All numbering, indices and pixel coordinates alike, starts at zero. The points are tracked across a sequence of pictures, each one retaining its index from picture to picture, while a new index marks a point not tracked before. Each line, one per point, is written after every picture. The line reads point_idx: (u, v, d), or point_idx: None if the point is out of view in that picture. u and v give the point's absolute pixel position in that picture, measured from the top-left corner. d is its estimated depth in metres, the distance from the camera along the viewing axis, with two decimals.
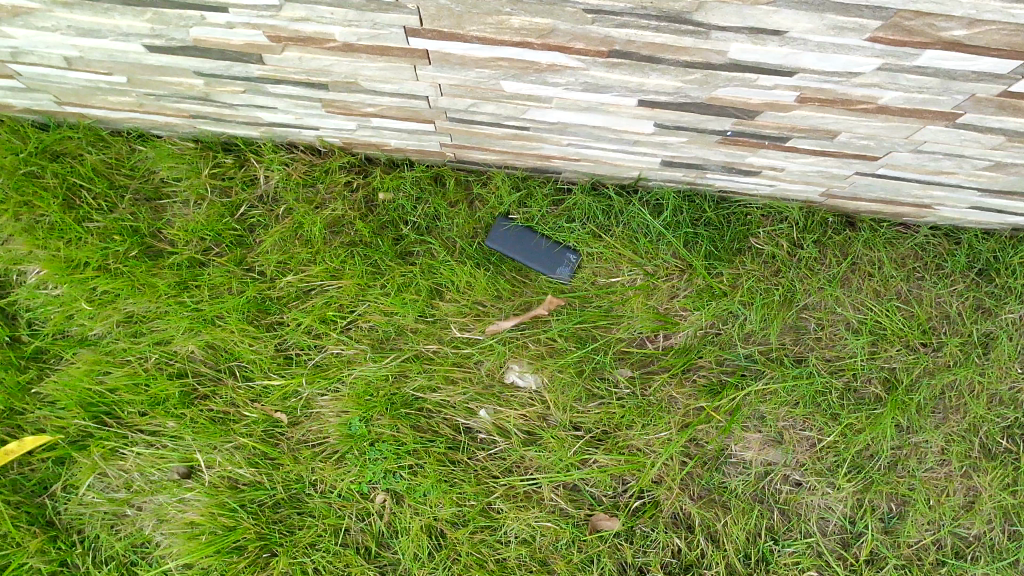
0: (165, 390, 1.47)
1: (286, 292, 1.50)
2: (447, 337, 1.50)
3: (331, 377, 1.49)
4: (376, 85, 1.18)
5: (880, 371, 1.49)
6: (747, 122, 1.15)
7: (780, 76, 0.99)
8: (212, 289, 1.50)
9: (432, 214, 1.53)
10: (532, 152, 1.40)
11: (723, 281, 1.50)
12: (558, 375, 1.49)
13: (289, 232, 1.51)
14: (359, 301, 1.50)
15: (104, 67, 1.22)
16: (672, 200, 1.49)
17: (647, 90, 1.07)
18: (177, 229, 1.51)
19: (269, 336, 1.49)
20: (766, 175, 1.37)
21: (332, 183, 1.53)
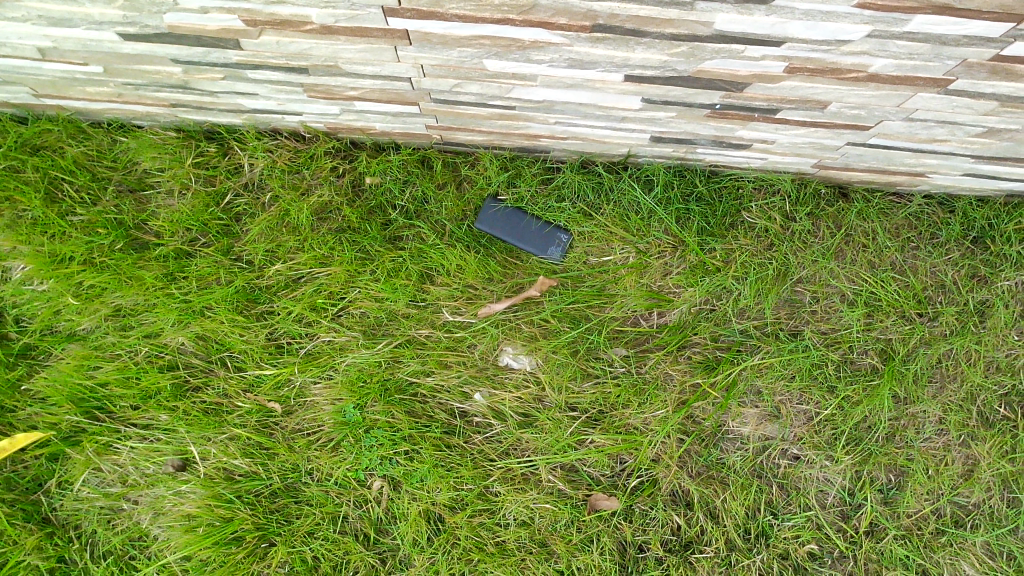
0: (155, 383, 1.46)
1: (274, 281, 1.48)
2: (439, 321, 1.49)
3: (324, 364, 1.47)
4: (357, 67, 1.15)
5: (877, 342, 1.48)
6: (736, 95, 1.13)
7: (768, 47, 0.97)
8: (200, 280, 1.48)
9: (421, 197, 1.51)
10: (520, 131, 1.38)
11: (716, 256, 1.48)
12: (552, 357, 1.48)
13: (276, 220, 1.49)
14: (349, 287, 1.48)
15: (79, 57, 1.20)
16: (662, 176, 1.48)
17: (633, 64, 1.05)
18: (162, 220, 1.49)
19: (259, 325, 1.47)
20: (757, 147, 1.35)
21: (318, 168, 1.51)
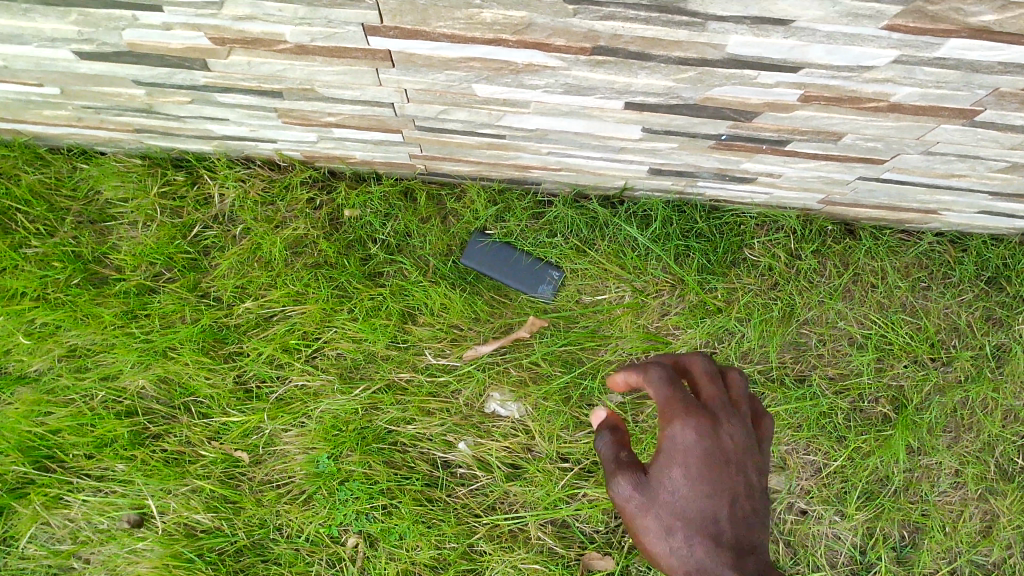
0: (111, 430, 1.35)
1: (244, 320, 1.38)
2: (421, 365, 1.39)
3: (296, 411, 1.37)
4: (335, 92, 1.06)
5: (888, 389, 1.39)
6: (744, 125, 1.05)
7: (784, 73, 0.89)
8: (164, 318, 1.37)
9: (403, 231, 1.41)
10: (509, 161, 1.29)
11: (717, 296, 1.39)
12: (543, 404, 1.37)
13: (246, 254, 1.39)
14: (324, 326, 1.38)
15: (33, 77, 1.10)
16: (661, 213, 1.38)
17: (634, 91, 0.97)
18: (124, 254, 1.38)
19: (225, 368, 1.37)
20: (762, 181, 1.27)
21: (293, 201, 1.40)
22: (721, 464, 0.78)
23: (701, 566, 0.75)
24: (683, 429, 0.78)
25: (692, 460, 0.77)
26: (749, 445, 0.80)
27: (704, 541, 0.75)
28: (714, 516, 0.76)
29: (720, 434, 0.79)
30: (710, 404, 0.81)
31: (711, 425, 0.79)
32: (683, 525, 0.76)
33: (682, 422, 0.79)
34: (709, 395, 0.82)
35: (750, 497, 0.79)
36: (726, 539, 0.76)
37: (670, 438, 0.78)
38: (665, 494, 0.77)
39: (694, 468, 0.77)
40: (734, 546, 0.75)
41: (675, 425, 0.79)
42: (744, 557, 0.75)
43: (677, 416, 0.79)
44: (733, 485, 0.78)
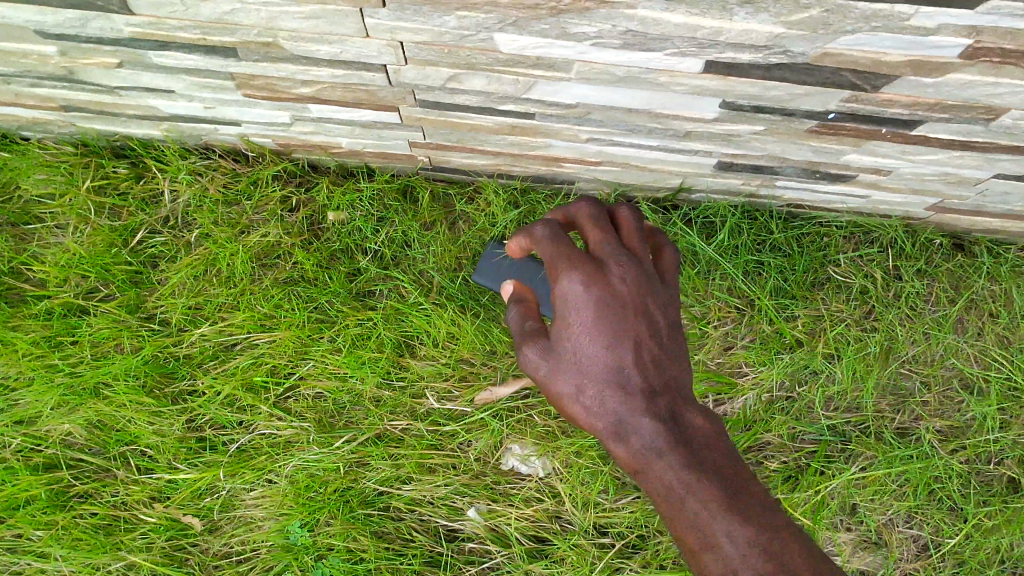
0: (28, 488, 1.07)
1: (197, 349, 1.10)
2: (420, 411, 1.10)
3: (260, 468, 1.08)
4: (306, 47, 0.78)
5: (1013, 448, 1.10)
6: (865, 97, 0.76)
7: (957, 10, 0.60)
8: (96, 347, 1.09)
9: (400, 240, 1.12)
10: (537, 151, 1.00)
11: (798, 326, 1.11)
12: (576, 462, 1.09)
13: (202, 267, 1.10)
14: (300, 359, 1.10)
15: None
16: (731, 219, 1.09)
17: (724, 42, 0.68)
18: (48, 264, 1.10)
19: (173, 411, 1.09)
20: (863, 180, 0.98)
21: (263, 200, 1.12)
22: (619, 302, 0.64)
23: (618, 418, 0.64)
24: (573, 276, 0.64)
25: (582, 307, 0.64)
26: (645, 278, 0.66)
27: (614, 393, 0.64)
28: (621, 363, 0.64)
29: (609, 275, 0.65)
30: (597, 253, 0.66)
31: (602, 270, 0.65)
32: (592, 384, 0.64)
33: (571, 275, 0.64)
34: (595, 239, 0.67)
35: (655, 323, 0.66)
36: (639, 391, 0.64)
37: (564, 295, 0.64)
38: (568, 355, 0.64)
39: (598, 334, 0.64)
40: (646, 389, 0.64)
41: (564, 279, 0.64)
42: (657, 398, 0.64)
43: (565, 269, 0.65)
44: (636, 321, 0.65)
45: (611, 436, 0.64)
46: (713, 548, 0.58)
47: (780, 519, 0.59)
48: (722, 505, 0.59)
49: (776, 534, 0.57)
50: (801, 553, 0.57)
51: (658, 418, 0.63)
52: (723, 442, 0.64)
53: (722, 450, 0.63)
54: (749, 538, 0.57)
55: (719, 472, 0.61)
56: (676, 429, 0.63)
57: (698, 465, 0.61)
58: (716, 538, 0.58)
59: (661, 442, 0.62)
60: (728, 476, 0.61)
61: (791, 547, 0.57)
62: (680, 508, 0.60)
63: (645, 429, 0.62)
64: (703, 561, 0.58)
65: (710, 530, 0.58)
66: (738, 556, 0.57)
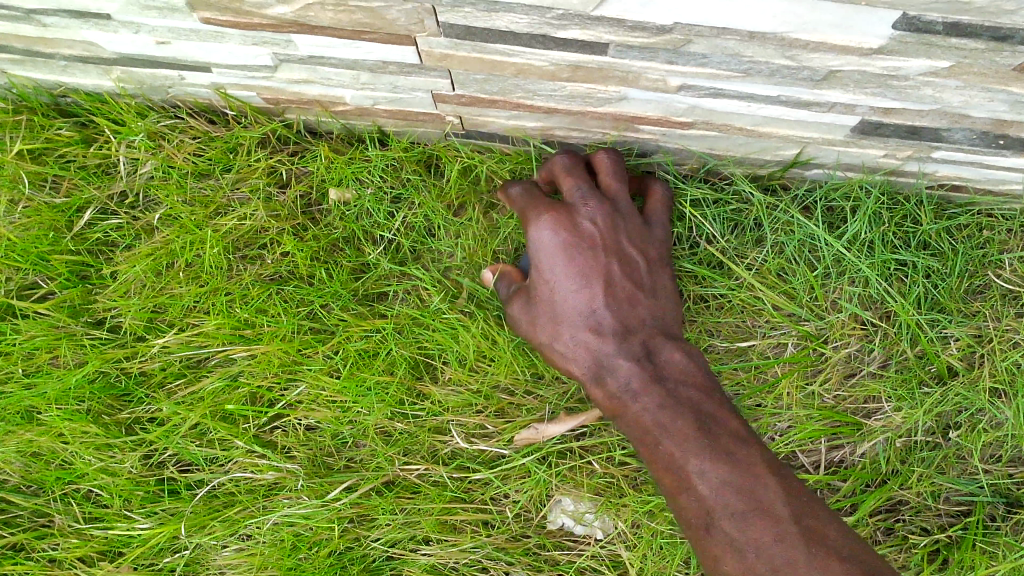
0: None
1: (158, 365, 0.84)
2: (443, 452, 0.84)
3: (236, 521, 0.83)
4: None
5: None
6: None
7: None
8: (28, 360, 0.84)
9: (422, 227, 0.86)
10: (606, 106, 0.73)
11: (953, 352, 0.83)
12: (647, 526, 0.82)
13: (165, 259, 0.85)
14: (289, 382, 0.84)
15: None
16: (871, 205, 0.81)
17: None
18: None
19: (126, 444, 0.84)
20: None
21: (246, 174, 0.86)
22: (591, 247, 0.70)
23: (596, 360, 0.70)
24: (546, 225, 0.71)
25: (556, 256, 0.70)
26: (619, 217, 0.72)
27: (591, 337, 0.69)
28: (595, 306, 0.70)
29: (580, 219, 0.71)
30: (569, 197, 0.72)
31: (572, 215, 0.71)
32: (570, 330, 0.70)
33: (544, 225, 0.71)
34: (568, 184, 0.72)
35: (628, 267, 0.72)
36: (613, 333, 0.70)
37: (540, 244, 0.71)
38: (549, 305, 0.71)
39: (574, 280, 0.70)
40: (620, 329, 0.70)
41: (540, 229, 0.71)
42: (633, 340, 0.70)
43: (539, 219, 0.71)
44: (609, 265, 0.71)
45: (591, 376, 0.70)
46: (688, 487, 0.62)
47: (755, 454, 0.62)
48: (694, 444, 0.63)
49: (749, 474, 0.60)
50: (775, 487, 0.60)
51: (634, 359, 0.68)
52: (696, 374, 0.69)
53: (697, 387, 0.68)
54: (723, 479, 0.60)
55: (691, 409, 0.65)
56: (651, 367, 0.68)
57: (671, 405, 0.66)
58: (691, 477, 0.62)
59: (635, 383, 0.68)
60: (701, 414, 0.65)
61: (766, 483, 0.60)
62: (654, 444, 0.65)
63: (621, 369, 0.68)
64: (680, 499, 0.62)
65: (684, 469, 0.62)
66: (713, 498, 0.60)
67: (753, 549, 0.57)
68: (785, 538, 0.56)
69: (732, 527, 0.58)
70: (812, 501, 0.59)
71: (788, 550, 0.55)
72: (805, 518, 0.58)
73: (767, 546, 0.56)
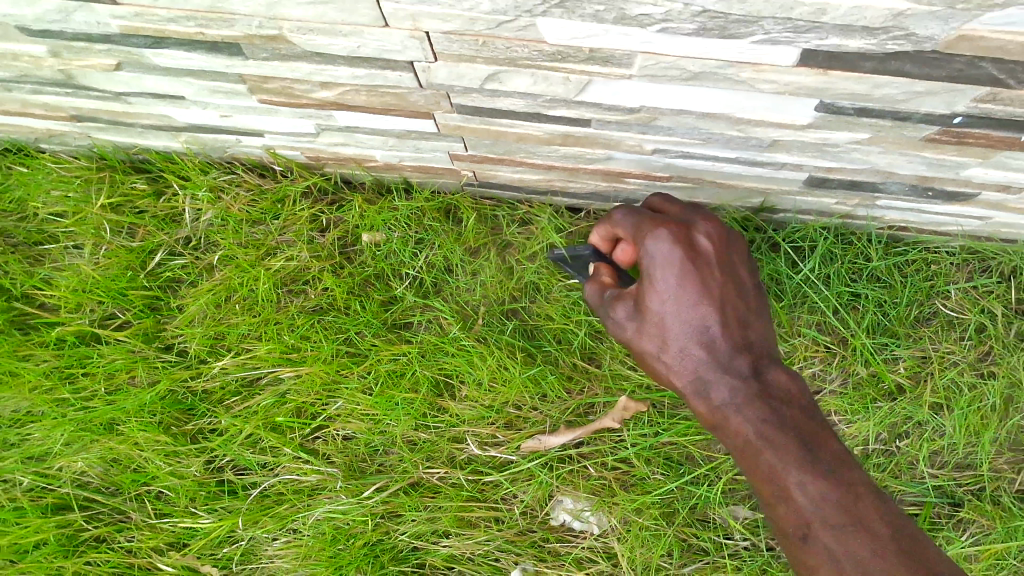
0: (35, 531, 0.97)
1: (218, 384, 0.99)
2: (460, 458, 0.97)
3: (285, 516, 0.97)
4: (319, 42, 0.66)
5: None
6: (1005, 96, 0.61)
7: None
8: (110, 380, 0.99)
9: (441, 265, 1.01)
10: (596, 165, 0.87)
11: (900, 370, 0.95)
12: (635, 521, 0.95)
13: (224, 293, 1.00)
14: (329, 398, 0.98)
15: None
16: (823, 246, 0.94)
17: (828, 25, 0.54)
18: (61, 288, 1.01)
19: (193, 451, 0.98)
20: (986, 199, 0.82)
21: (291, 220, 1.01)
22: (706, 263, 0.63)
23: (700, 378, 0.64)
24: (660, 234, 0.63)
25: (670, 265, 0.62)
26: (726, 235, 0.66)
27: (699, 351, 0.63)
28: (706, 321, 0.63)
29: (694, 235, 0.64)
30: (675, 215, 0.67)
31: (688, 230, 0.64)
32: (677, 342, 0.64)
33: (656, 235, 0.63)
34: (675, 208, 0.68)
35: (738, 291, 0.65)
36: (723, 350, 0.64)
37: (652, 257, 0.63)
38: (653, 314, 0.63)
39: (688, 291, 0.62)
40: (732, 348, 0.64)
41: (649, 238, 0.64)
42: (744, 361, 0.64)
43: (649, 229, 0.64)
44: (720, 285, 0.64)
45: (690, 393, 0.65)
46: (787, 499, 0.60)
47: (857, 474, 0.61)
48: (798, 458, 0.61)
49: (851, 492, 0.59)
50: (876, 505, 0.59)
51: (743, 377, 0.63)
52: (806, 402, 0.65)
53: (800, 406, 0.64)
54: (826, 494, 0.59)
55: (796, 425, 0.63)
56: (759, 386, 0.63)
57: (776, 422, 0.62)
58: (790, 490, 0.60)
59: (740, 399, 0.63)
60: (805, 436, 0.62)
61: (866, 500, 0.59)
62: (755, 458, 0.62)
63: (727, 386, 0.63)
64: (776, 510, 0.62)
65: (783, 483, 0.60)
66: (813, 510, 0.59)
67: (850, 560, 0.57)
68: (882, 552, 0.56)
69: (831, 538, 0.58)
70: (914, 523, 0.59)
71: (884, 564, 0.55)
72: (905, 538, 0.57)
73: (865, 558, 0.56)
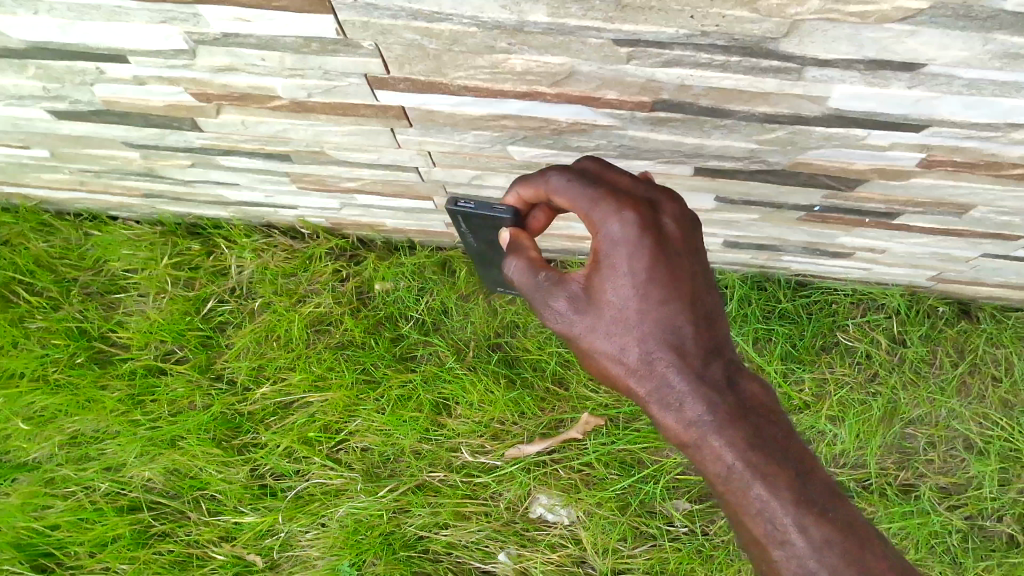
0: (113, 528, 1.19)
1: (259, 407, 1.23)
2: (457, 463, 1.21)
3: (315, 512, 1.19)
4: (349, 155, 0.90)
5: (1017, 506, 1.15)
6: (843, 195, 0.85)
7: (902, 133, 0.69)
8: (173, 404, 1.23)
9: (439, 308, 1.25)
10: (561, 232, 1.11)
11: (805, 389, 1.18)
12: (596, 512, 1.18)
13: (264, 333, 1.24)
14: (349, 417, 1.21)
15: (16, 139, 0.97)
16: (742, 292, 1.20)
17: (707, 154, 0.77)
18: (132, 330, 1.25)
19: (239, 461, 1.21)
20: (861, 257, 1.07)
21: (316, 273, 1.26)
22: (672, 253, 0.60)
23: (660, 382, 0.61)
24: (614, 214, 0.60)
25: (636, 256, 0.60)
26: (687, 221, 0.63)
27: (666, 352, 0.61)
28: (676, 321, 0.61)
29: (660, 217, 0.61)
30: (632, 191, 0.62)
31: (654, 212, 0.60)
32: (639, 344, 0.61)
33: (620, 216, 0.59)
34: (625, 180, 0.62)
35: (706, 285, 0.63)
36: (693, 352, 0.61)
37: (612, 240, 0.60)
38: (608, 308, 0.61)
39: (654, 289, 0.60)
40: (700, 352, 0.61)
41: (610, 219, 0.60)
42: (714, 366, 0.62)
43: (609, 206, 0.60)
44: (689, 277, 0.62)
45: (655, 400, 0.62)
46: (784, 543, 0.60)
47: (850, 513, 0.61)
48: (799, 501, 0.60)
49: (850, 535, 0.60)
50: (874, 549, 0.60)
51: (714, 386, 0.61)
52: (779, 413, 0.64)
53: (780, 426, 0.63)
54: (826, 538, 0.59)
55: (783, 452, 0.61)
56: (734, 399, 0.62)
57: (762, 448, 0.61)
58: (789, 533, 0.60)
59: (716, 414, 0.61)
60: (781, 449, 0.62)
61: (869, 549, 0.60)
62: (744, 494, 0.60)
63: (694, 396, 0.61)
64: (772, 554, 0.61)
65: (779, 525, 0.60)
66: (816, 556, 0.59)
67: None
68: None
69: None
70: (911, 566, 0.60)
71: None
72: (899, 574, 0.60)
73: None
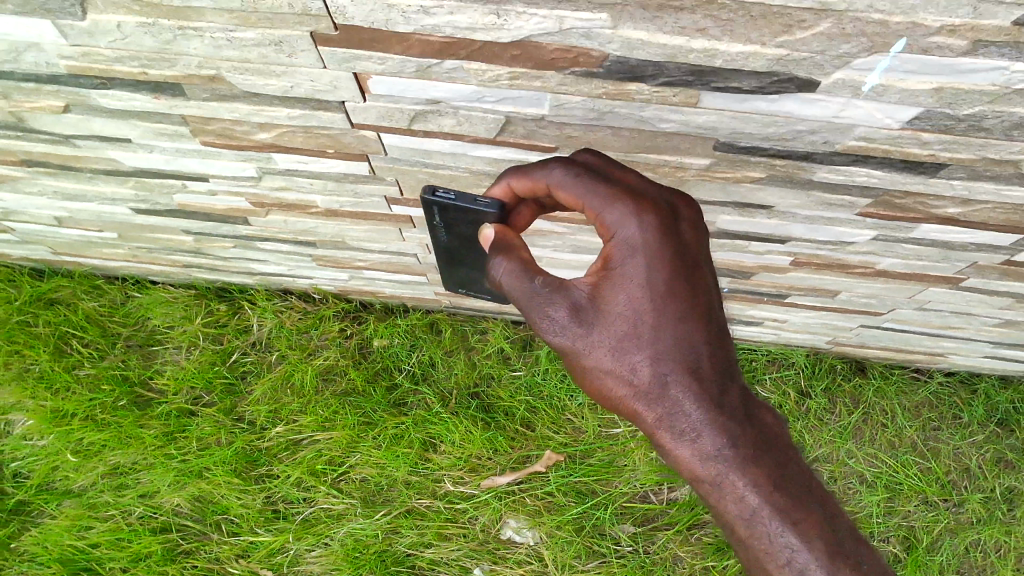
0: (148, 545, 1.39)
1: (274, 442, 1.45)
2: (441, 491, 1.43)
3: (320, 533, 1.40)
4: (364, 245, 1.15)
5: (899, 529, 1.39)
6: (742, 281, 1.11)
7: (772, 244, 0.95)
8: (201, 441, 1.45)
9: (427, 361, 1.51)
10: None
11: None
12: (556, 533, 1.40)
13: (280, 381, 1.49)
14: (350, 452, 1.45)
15: (94, 225, 1.21)
16: None
17: None
18: (167, 378, 1.49)
19: (256, 489, 1.43)
20: (768, 325, 1.34)
21: (325, 331, 1.52)
22: (687, 266, 0.67)
23: (676, 403, 0.67)
24: (631, 216, 0.65)
25: (653, 270, 0.66)
26: (700, 234, 0.69)
27: (681, 374, 0.67)
28: (692, 340, 0.67)
29: (676, 224, 0.67)
30: (640, 190, 0.67)
31: (670, 218, 0.66)
32: (656, 366, 0.67)
33: (639, 220, 0.65)
34: (631, 178, 0.68)
35: (719, 306, 0.70)
36: (706, 372, 0.68)
37: (626, 244, 0.65)
38: (624, 321, 0.66)
39: (672, 305, 0.66)
40: (711, 374, 0.68)
41: (626, 224, 0.65)
42: (728, 393, 0.69)
43: (621, 207, 0.65)
44: (702, 295, 0.68)
45: (667, 421, 0.68)
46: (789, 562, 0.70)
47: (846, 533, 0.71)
48: (802, 525, 0.69)
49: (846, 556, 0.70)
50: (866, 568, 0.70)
51: (727, 411, 0.68)
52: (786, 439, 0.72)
53: (786, 451, 0.72)
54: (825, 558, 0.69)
55: (788, 479, 0.70)
56: (748, 428, 0.69)
57: (772, 478, 0.69)
58: (792, 554, 0.69)
59: (727, 441, 0.68)
60: (783, 470, 0.70)
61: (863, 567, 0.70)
62: (757, 521, 0.69)
63: (705, 416, 0.67)
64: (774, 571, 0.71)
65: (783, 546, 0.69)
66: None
67: None
68: None
69: None
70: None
71: None
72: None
73: None
